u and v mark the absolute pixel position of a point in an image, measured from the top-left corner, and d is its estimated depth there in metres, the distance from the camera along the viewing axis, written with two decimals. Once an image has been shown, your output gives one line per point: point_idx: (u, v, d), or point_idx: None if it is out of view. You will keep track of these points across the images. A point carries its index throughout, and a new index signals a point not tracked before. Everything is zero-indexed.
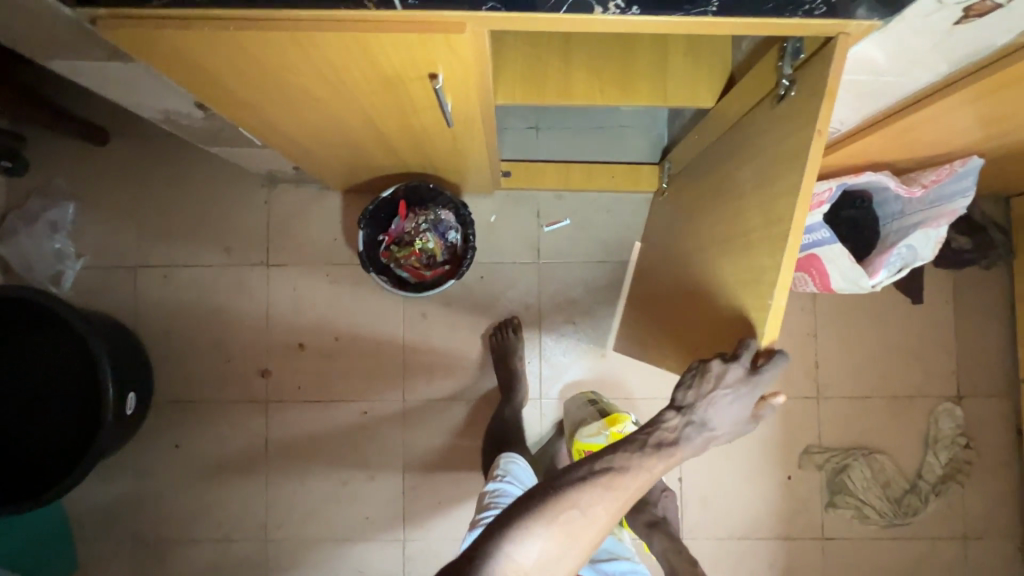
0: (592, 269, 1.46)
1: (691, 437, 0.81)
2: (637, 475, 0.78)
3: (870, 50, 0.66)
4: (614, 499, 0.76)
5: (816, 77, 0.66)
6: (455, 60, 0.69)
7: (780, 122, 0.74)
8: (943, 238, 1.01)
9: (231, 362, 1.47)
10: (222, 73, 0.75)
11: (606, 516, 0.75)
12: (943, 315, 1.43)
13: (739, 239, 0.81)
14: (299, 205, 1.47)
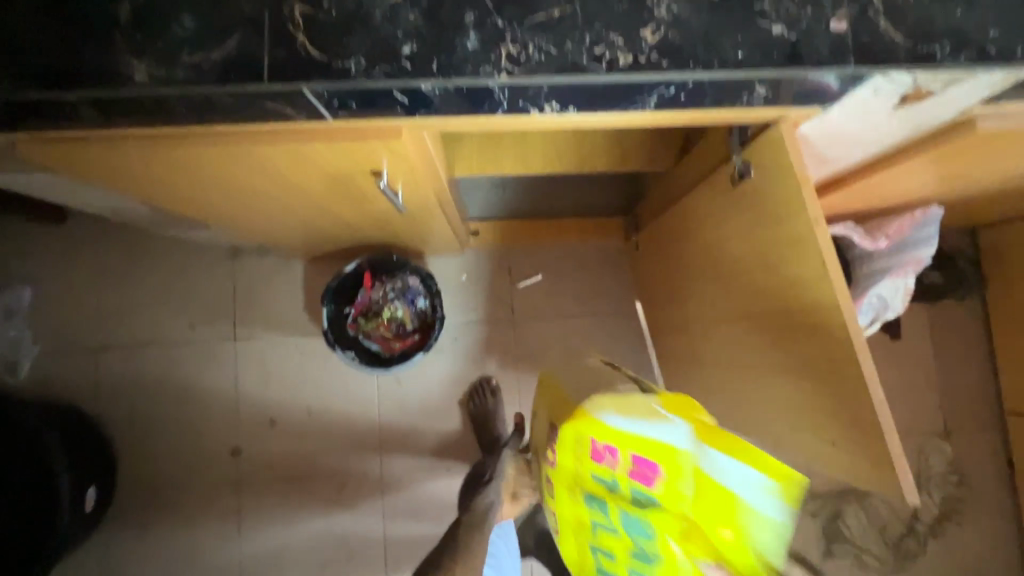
0: (569, 325, 1.43)
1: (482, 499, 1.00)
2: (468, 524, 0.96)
3: (819, 130, 0.64)
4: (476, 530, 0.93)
5: (769, 160, 0.65)
6: (399, 159, 0.68)
7: (747, 199, 0.72)
8: (912, 286, 0.99)
9: (199, 443, 1.40)
10: (153, 175, 0.71)
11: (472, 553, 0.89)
12: (924, 350, 1.42)
13: (773, 322, 0.75)
14: (265, 275, 1.43)
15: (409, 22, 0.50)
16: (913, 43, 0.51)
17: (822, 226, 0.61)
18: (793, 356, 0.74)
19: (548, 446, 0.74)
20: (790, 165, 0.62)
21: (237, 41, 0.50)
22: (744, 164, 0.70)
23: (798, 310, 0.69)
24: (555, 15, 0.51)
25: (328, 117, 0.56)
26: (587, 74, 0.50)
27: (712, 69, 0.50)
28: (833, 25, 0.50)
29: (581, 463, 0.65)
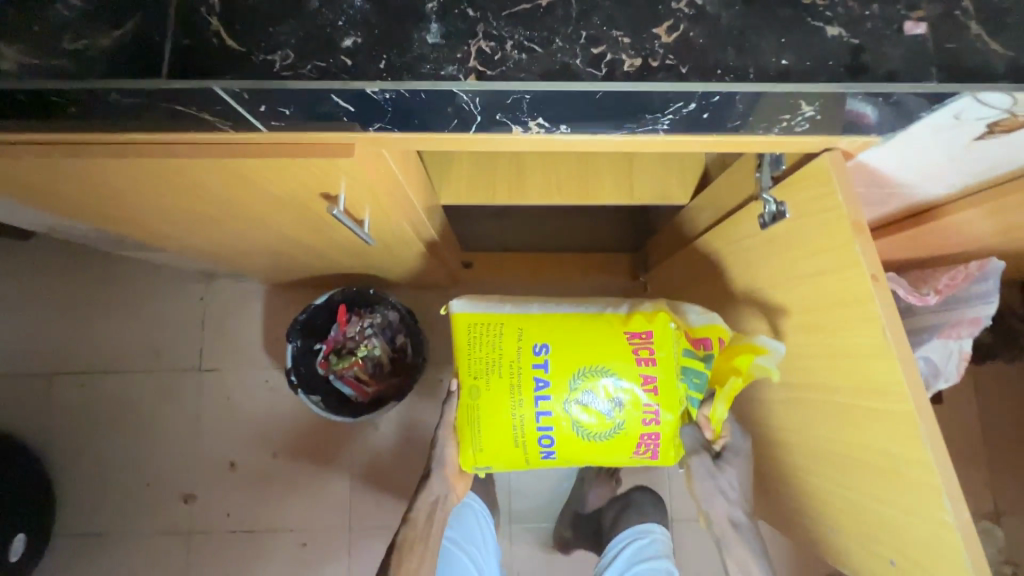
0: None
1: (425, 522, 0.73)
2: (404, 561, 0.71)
3: (874, 162, 0.52)
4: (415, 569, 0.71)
5: (812, 198, 0.52)
6: (355, 182, 0.56)
7: (778, 244, 0.59)
8: (969, 351, 0.83)
9: (151, 486, 1.26)
10: (66, 190, 0.60)
11: None
12: (969, 417, 1.25)
13: (808, 397, 0.61)
14: (239, 302, 1.32)
15: (354, 8, 0.39)
16: (1014, 53, 0.38)
17: (881, 287, 0.47)
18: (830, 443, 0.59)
19: (576, 343, 0.62)
20: (839, 208, 0.48)
21: (134, 25, 0.39)
22: (780, 205, 0.57)
23: (841, 390, 0.55)
24: (541, 5, 0.39)
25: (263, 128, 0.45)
26: (581, 79, 0.38)
27: (746, 79, 0.38)
28: (906, 28, 0.38)
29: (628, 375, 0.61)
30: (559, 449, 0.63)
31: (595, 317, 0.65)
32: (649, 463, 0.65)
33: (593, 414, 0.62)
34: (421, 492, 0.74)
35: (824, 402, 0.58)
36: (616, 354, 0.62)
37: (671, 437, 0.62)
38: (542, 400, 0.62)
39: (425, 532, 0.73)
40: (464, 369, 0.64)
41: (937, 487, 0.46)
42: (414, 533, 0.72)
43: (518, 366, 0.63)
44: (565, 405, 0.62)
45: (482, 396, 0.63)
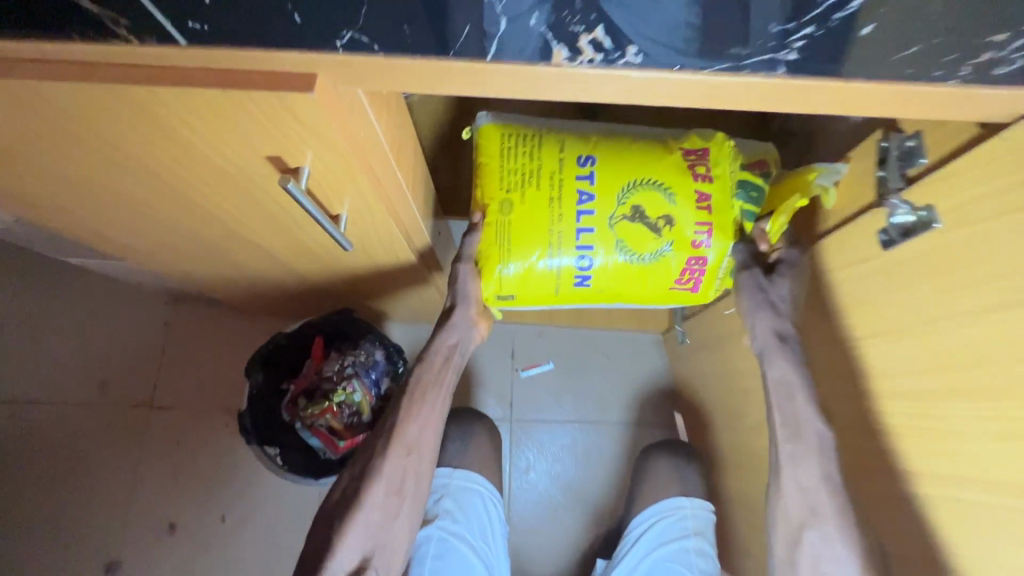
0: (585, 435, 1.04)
1: (436, 365, 0.59)
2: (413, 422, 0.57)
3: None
4: (419, 435, 0.57)
5: (968, 185, 0.38)
6: (320, 144, 0.39)
7: (921, 262, 0.42)
8: None
9: (70, 547, 1.04)
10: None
11: (404, 472, 0.56)
12: None
13: (967, 503, 0.40)
14: (208, 330, 1.14)
15: None
16: None
17: None
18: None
19: (620, 157, 0.57)
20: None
21: None
22: (932, 212, 0.40)
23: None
24: None
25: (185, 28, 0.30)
26: None
27: None
28: None
29: (676, 203, 0.56)
30: (599, 275, 0.57)
31: (638, 142, 0.59)
32: (685, 297, 0.60)
33: (637, 231, 0.56)
34: (434, 338, 0.60)
35: (1005, 510, 0.37)
36: (664, 172, 0.57)
37: (717, 267, 0.57)
38: (584, 211, 0.56)
39: (438, 388, 0.59)
40: (494, 180, 0.58)
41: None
42: (424, 389, 0.59)
43: (557, 177, 0.57)
44: (609, 221, 0.56)
45: (512, 205, 0.57)
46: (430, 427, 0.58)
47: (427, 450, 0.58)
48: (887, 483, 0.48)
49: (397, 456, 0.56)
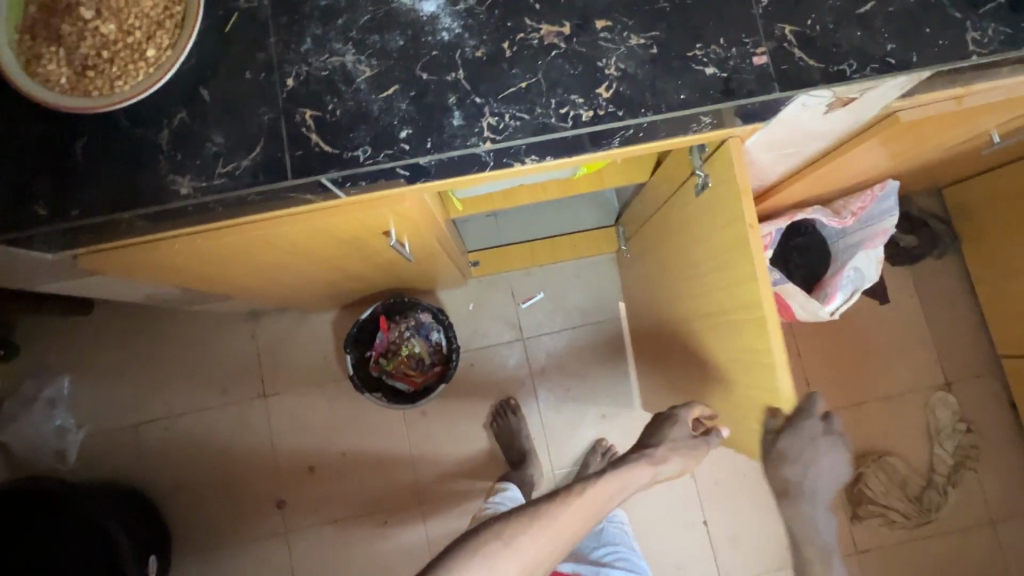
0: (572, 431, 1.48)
1: (620, 482, 0.76)
2: (585, 505, 0.70)
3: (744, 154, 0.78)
4: (568, 520, 0.68)
5: (722, 174, 0.73)
6: (404, 219, 0.77)
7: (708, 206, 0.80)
8: (883, 256, 1.12)
9: (246, 500, 1.47)
10: (191, 266, 0.80)
11: (543, 545, 0.65)
12: (912, 308, 1.50)
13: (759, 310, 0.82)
14: (286, 332, 1.52)
15: (402, 110, 0.60)
16: (825, 65, 0.60)
17: (754, 231, 0.70)
18: (727, 355, 0.83)
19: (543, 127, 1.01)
20: (736, 175, 0.70)
21: (261, 148, 0.60)
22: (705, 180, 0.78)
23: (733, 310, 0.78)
24: (522, 86, 0.60)
25: (342, 195, 0.65)
26: (556, 131, 0.59)
27: (660, 112, 0.59)
28: (755, 61, 0.60)
29: None
30: None
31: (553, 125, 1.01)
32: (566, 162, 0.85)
33: None
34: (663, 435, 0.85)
35: (720, 323, 0.83)
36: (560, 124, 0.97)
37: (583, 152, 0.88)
38: None
39: (606, 503, 0.73)
40: None
41: (776, 368, 0.71)
42: (593, 497, 0.72)
43: None
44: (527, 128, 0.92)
45: None
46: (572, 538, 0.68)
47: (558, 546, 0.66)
48: (701, 320, 0.91)
49: (541, 541, 0.65)
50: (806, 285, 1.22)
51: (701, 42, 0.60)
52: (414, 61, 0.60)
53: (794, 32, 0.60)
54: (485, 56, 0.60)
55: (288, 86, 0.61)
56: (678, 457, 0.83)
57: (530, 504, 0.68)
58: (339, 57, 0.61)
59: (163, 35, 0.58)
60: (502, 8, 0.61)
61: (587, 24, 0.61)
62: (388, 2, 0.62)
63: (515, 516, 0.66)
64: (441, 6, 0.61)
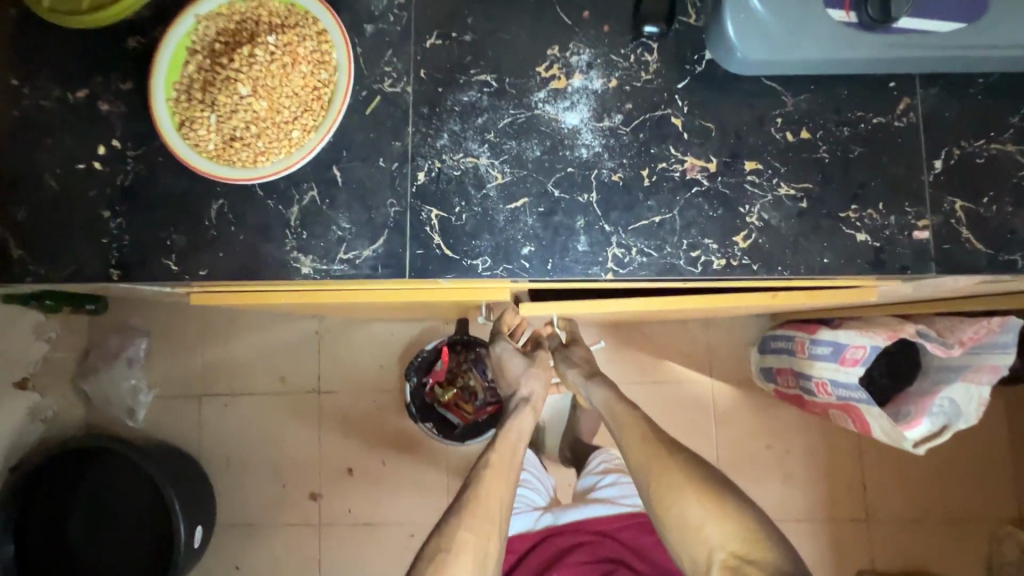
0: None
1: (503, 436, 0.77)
2: (483, 483, 0.71)
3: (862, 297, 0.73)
4: (476, 517, 0.67)
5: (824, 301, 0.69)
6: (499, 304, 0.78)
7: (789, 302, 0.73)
8: (988, 398, 1.02)
9: (288, 487, 1.54)
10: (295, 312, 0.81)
11: (475, 536, 0.66)
12: (998, 431, 1.39)
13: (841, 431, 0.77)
14: (348, 334, 1.56)
15: (528, 225, 0.59)
16: (994, 251, 0.54)
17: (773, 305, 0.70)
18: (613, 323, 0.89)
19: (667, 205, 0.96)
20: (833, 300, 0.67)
21: (384, 240, 0.60)
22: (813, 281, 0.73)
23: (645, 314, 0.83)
24: (656, 221, 0.57)
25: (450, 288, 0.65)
26: (681, 274, 0.57)
27: (798, 273, 0.56)
28: (915, 234, 0.55)
29: None
30: None
31: None
32: None
33: None
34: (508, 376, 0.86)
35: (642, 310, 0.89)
36: None
37: None
38: None
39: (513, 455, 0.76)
40: None
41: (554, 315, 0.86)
42: (501, 462, 0.74)
43: None
44: None
45: None
46: (502, 505, 0.70)
47: (495, 523, 0.68)
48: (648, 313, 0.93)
49: (478, 526, 0.67)
50: (880, 402, 1.17)
51: (856, 204, 0.56)
52: (548, 175, 0.59)
53: (966, 208, 0.55)
54: (621, 182, 0.58)
55: (419, 179, 0.60)
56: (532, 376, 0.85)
57: (449, 511, 0.69)
58: (473, 158, 0.60)
59: (309, 117, 0.59)
60: (648, 132, 0.59)
61: (734, 164, 0.57)
62: (531, 107, 0.60)
63: (443, 522, 0.68)
64: (585, 120, 0.59)
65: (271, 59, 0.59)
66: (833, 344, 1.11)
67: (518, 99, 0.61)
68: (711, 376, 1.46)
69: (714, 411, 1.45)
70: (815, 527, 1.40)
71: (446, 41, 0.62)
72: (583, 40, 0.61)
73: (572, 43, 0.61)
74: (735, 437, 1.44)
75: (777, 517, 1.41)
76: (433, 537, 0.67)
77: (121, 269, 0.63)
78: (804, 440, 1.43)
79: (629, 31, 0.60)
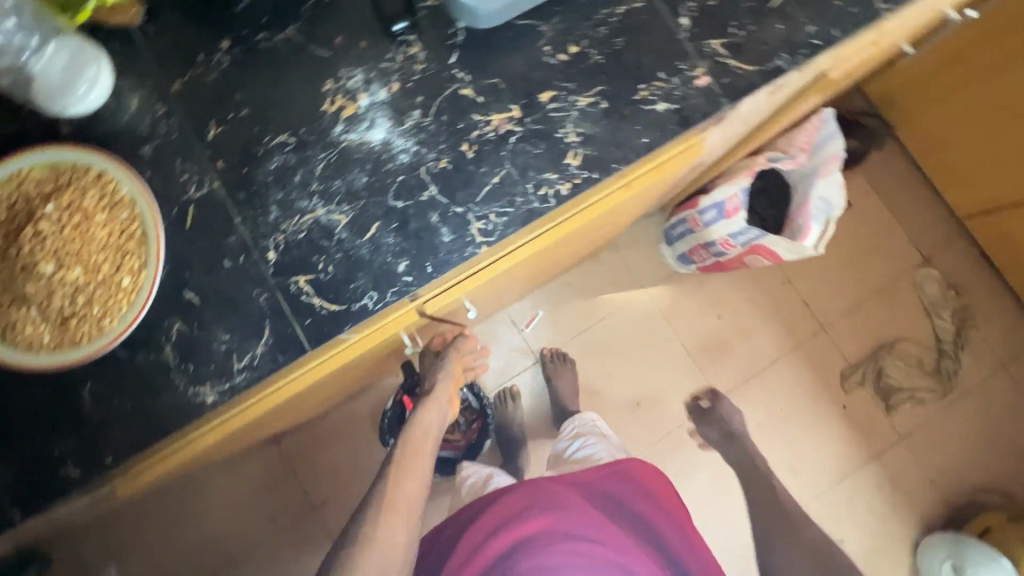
0: (600, 389, 1.51)
1: (410, 431, 0.89)
2: (394, 476, 0.85)
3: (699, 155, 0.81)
4: (390, 509, 0.82)
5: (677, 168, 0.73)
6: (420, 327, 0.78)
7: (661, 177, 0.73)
8: (843, 179, 1.16)
9: None
10: (236, 438, 0.78)
11: (391, 524, 0.80)
12: (873, 202, 1.58)
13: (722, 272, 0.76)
14: None
15: (391, 245, 0.60)
16: (761, 65, 0.62)
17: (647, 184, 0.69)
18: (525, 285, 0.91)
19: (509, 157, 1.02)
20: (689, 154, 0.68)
21: (271, 330, 0.59)
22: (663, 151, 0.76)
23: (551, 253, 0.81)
24: (496, 181, 0.61)
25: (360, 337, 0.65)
26: (541, 214, 0.61)
27: (630, 161, 0.61)
28: (698, 83, 0.62)
29: None
30: None
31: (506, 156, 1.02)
32: None
33: None
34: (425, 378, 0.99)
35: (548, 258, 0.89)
36: None
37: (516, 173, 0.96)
38: None
39: (421, 459, 0.87)
40: None
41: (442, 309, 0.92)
42: (409, 465, 0.86)
43: None
44: None
45: None
46: (413, 494, 0.84)
47: (407, 510, 0.83)
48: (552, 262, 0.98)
49: (393, 518, 0.81)
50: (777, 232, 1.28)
51: (643, 83, 0.62)
52: (384, 193, 0.61)
53: (722, 44, 0.62)
54: (450, 165, 0.61)
55: (272, 259, 0.60)
56: (436, 375, 0.98)
57: (367, 505, 0.84)
58: (310, 214, 0.60)
59: (131, 258, 0.56)
60: (448, 112, 0.62)
61: (532, 101, 0.62)
62: (336, 143, 0.61)
63: (365, 514, 0.82)
64: (390, 129, 0.61)
65: (61, 227, 0.56)
66: (714, 205, 1.22)
67: (321, 142, 0.61)
68: (644, 286, 1.54)
69: (662, 313, 1.54)
70: (790, 358, 1.53)
71: (226, 124, 0.62)
72: (350, 62, 0.62)
73: (342, 70, 0.62)
74: (691, 323, 1.54)
75: (758, 368, 1.53)
76: (353, 526, 0.82)
77: (22, 503, 0.57)
78: (743, 294, 1.55)
79: (384, 36, 0.63)
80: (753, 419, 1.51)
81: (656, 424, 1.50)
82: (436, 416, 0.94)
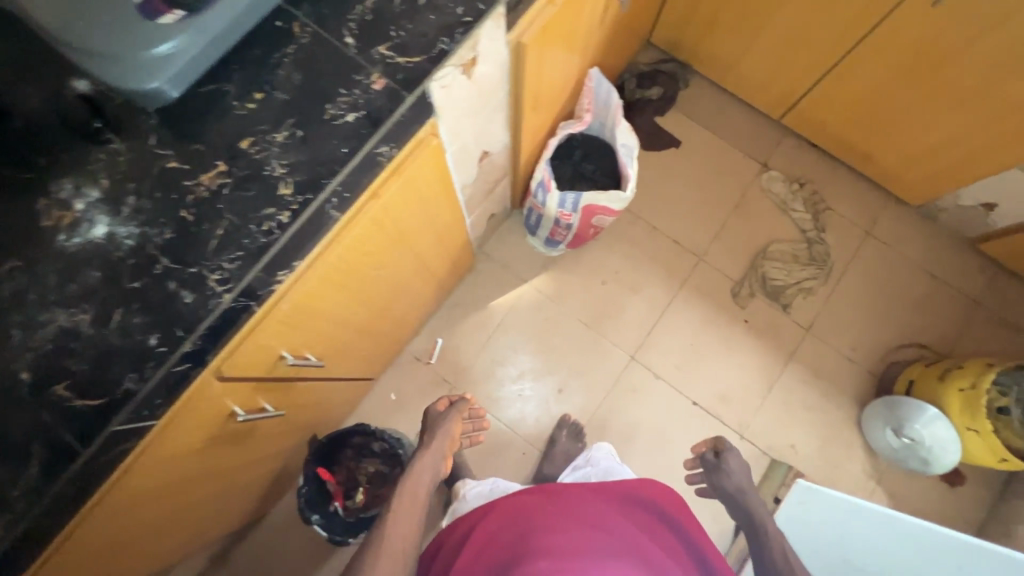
0: (520, 391, 1.54)
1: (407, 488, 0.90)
2: (388, 529, 0.83)
3: (449, 148, 0.87)
4: (383, 556, 0.80)
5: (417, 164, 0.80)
6: (237, 392, 0.79)
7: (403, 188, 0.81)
8: (631, 123, 1.27)
9: None
10: (93, 565, 0.76)
11: (382, 571, 0.78)
12: (700, 133, 1.69)
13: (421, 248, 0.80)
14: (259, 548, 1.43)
15: (138, 323, 0.62)
16: (427, 53, 0.69)
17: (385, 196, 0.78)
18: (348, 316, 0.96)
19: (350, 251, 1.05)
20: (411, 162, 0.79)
21: (40, 446, 0.59)
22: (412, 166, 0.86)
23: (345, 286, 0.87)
24: (222, 232, 0.64)
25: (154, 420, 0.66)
26: (273, 246, 0.64)
27: (336, 172, 0.66)
28: (377, 87, 0.68)
29: None
30: None
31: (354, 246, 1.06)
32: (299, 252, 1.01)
33: None
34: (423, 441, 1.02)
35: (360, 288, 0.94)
36: None
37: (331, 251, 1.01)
38: None
39: (413, 509, 0.87)
40: None
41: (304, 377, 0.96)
42: (403, 513, 0.86)
43: None
44: None
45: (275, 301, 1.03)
46: (407, 546, 0.82)
47: (402, 557, 0.81)
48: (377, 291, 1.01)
49: (385, 567, 0.79)
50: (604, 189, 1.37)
51: (330, 102, 0.67)
52: (119, 279, 0.63)
53: (388, 48, 0.69)
54: (175, 233, 0.64)
55: (24, 380, 0.60)
56: (436, 440, 1.00)
57: (357, 554, 0.81)
58: (52, 324, 0.62)
59: None
60: (160, 187, 0.65)
61: (235, 151, 0.66)
62: (62, 251, 0.63)
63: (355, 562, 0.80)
64: (110, 222, 0.64)
65: None
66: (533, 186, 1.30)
67: (46, 256, 0.63)
68: (525, 280, 1.59)
69: (551, 299, 1.58)
70: (681, 295, 1.59)
71: None
72: (57, 175, 0.65)
73: (51, 185, 0.65)
74: (581, 298, 1.58)
75: (656, 315, 1.57)
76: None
77: None
78: (618, 254, 1.61)
79: (83, 143, 0.66)
80: (670, 363, 1.55)
81: (583, 403, 1.53)
82: (427, 478, 0.95)
